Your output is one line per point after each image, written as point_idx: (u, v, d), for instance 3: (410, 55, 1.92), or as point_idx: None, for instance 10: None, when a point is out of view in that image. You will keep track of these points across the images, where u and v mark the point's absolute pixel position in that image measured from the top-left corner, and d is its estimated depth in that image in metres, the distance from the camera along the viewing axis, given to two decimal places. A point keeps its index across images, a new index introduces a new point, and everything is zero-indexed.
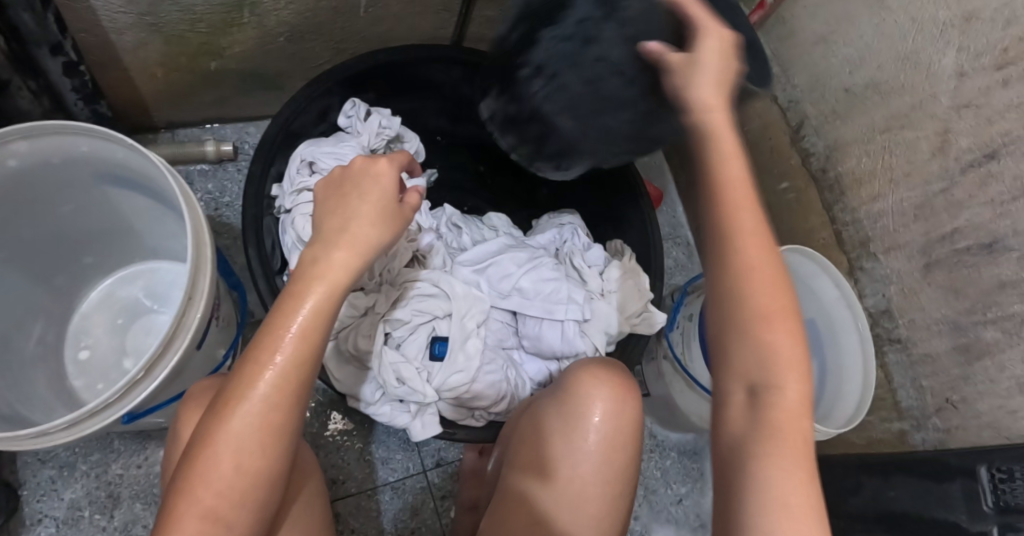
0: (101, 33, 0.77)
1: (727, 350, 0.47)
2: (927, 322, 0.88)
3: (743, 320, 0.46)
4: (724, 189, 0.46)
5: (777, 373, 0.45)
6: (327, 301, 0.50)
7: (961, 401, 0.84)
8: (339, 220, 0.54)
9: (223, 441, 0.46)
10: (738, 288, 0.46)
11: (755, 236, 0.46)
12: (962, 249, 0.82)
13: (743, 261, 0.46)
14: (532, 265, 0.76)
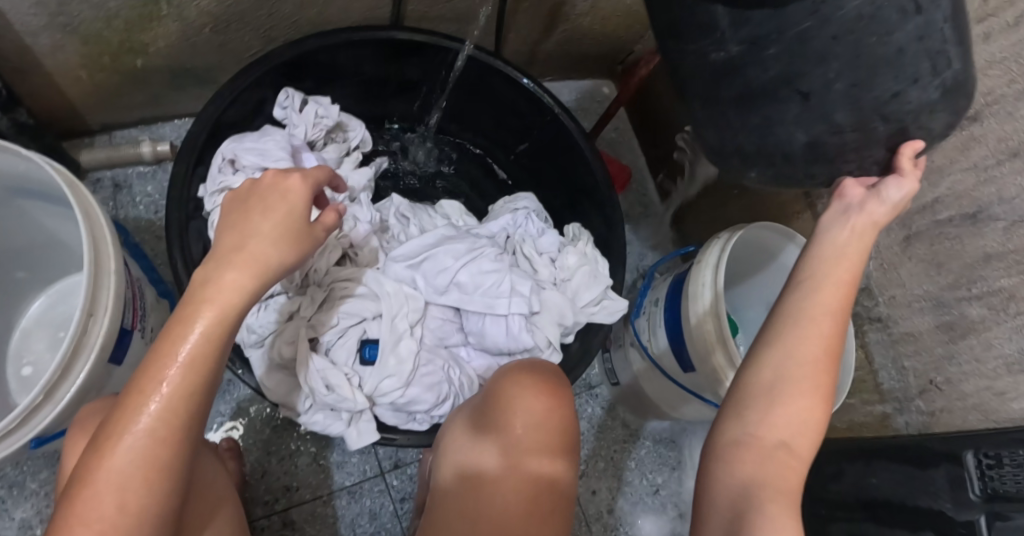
0: (16, 36, 0.73)
1: (768, 401, 0.47)
2: (908, 300, 0.82)
3: (796, 377, 0.46)
4: (832, 264, 0.48)
5: (804, 436, 0.46)
6: (219, 329, 0.45)
7: (945, 382, 0.79)
8: (237, 236, 0.48)
9: (99, 486, 0.42)
10: (800, 348, 0.47)
11: (837, 307, 0.47)
12: (944, 220, 0.76)
13: (816, 328, 0.47)
14: (470, 257, 0.72)
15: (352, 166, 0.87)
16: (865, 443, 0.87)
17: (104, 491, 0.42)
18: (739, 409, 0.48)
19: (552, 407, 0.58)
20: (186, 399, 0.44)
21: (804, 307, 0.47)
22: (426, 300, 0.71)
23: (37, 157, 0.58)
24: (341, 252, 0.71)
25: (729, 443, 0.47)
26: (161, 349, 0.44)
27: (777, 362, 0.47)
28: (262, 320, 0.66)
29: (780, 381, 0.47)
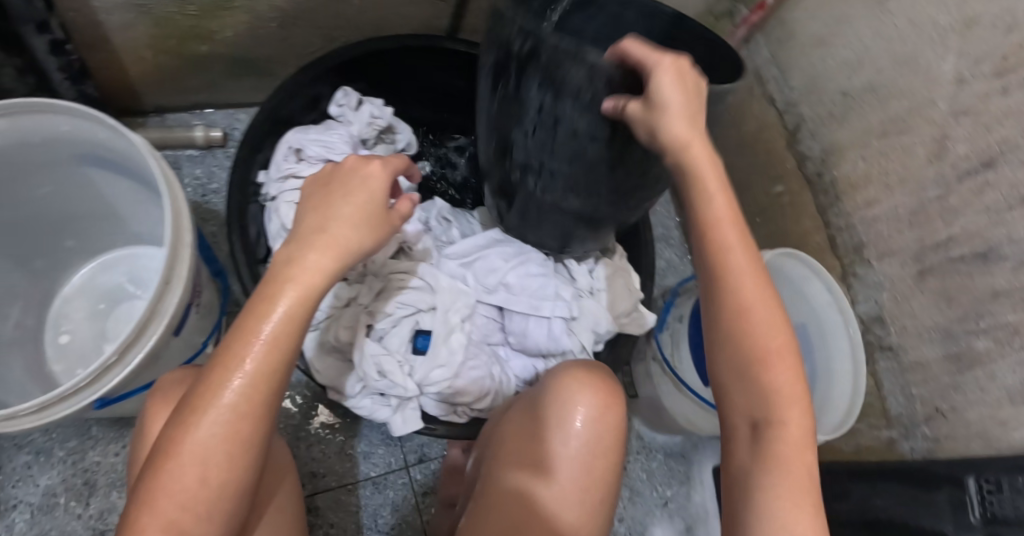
0: (90, 13, 0.75)
1: (731, 391, 0.54)
2: (919, 330, 0.86)
3: (745, 361, 0.53)
4: (715, 232, 0.53)
5: (777, 408, 0.52)
6: (299, 308, 0.46)
7: (951, 410, 0.83)
8: (319, 219, 0.50)
9: (183, 457, 0.43)
10: (738, 328, 0.53)
11: (747, 269, 0.53)
12: (957, 258, 0.80)
13: (738, 302, 0.53)
14: (519, 260, 0.75)
15: None
16: (869, 466, 0.90)
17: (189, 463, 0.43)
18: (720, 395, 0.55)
19: (593, 407, 0.60)
20: (267, 377, 0.45)
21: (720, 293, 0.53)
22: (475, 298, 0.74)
23: (126, 130, 0.60)
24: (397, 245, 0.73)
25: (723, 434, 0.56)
26: (245, 325, 0.46)
27: (727, 355, 0.54)
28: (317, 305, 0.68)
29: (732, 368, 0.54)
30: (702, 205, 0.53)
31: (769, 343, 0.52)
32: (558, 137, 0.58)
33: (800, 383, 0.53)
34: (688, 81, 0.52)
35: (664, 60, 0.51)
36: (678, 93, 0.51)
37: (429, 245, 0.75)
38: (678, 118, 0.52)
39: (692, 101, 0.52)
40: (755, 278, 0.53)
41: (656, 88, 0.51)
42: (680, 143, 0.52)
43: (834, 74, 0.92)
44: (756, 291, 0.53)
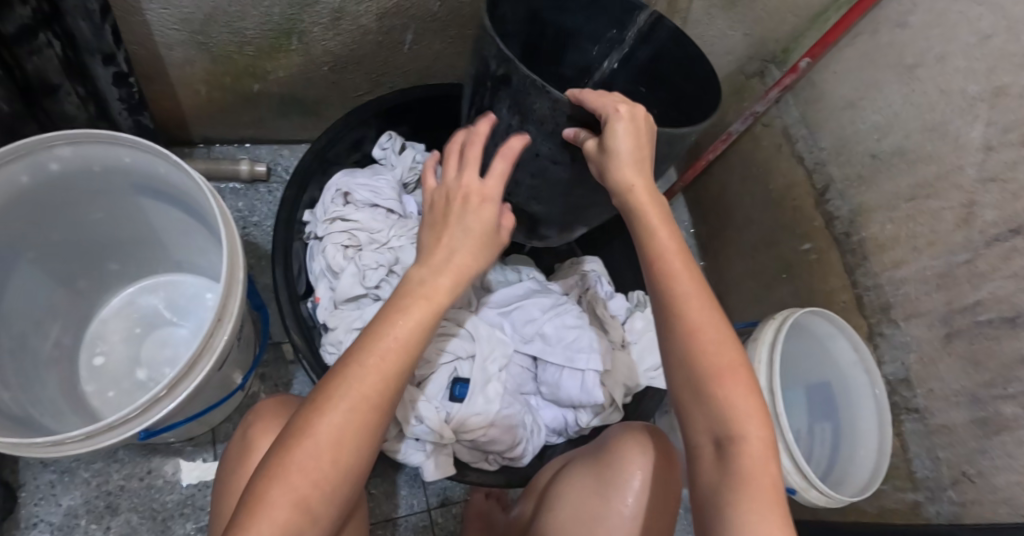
0: (152, 46, 0.79)
1: (689, 414, 0.55)
2: (946, 393, 0.86)
3: (703, 381, 0.54)
4: (662, 257, 0.56)
5: (740, 424, 0.52)
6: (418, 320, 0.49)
7: (978, 474, 0.82)
8: (442, 247, 0.52)
9: (292, 483, 0.45)
10: (691, 351, 0.54)
11: (695, 291, 0.55)
12: (985, 321, 0.81)
13: (689, 324, 0.54)
14: (556, 311, 0.76)
15: None
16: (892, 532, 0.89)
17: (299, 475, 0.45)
18: (685, 418, 0.56)
19: (650, 471, 0.61)
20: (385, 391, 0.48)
21: (669, 320, 0.55)
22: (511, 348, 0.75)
23: (185, 165, 0.62)
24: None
25: (691, 456, 0.56)
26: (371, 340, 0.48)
27: (681, 378, 0.55)
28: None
29: (688, 390, 0.55)
30: (648, 243, 0.57)
31: (725, 361, 0.53)
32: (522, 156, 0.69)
33: (758, 395, 0.54)
34: (640, 125, 0.59)
35: (617, 109, 0.58)
36: (629, 139, 0.58)
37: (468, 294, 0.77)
38: (625, 165, 0.58)
39: (642, 148, 0.59)
40: (703, 304, 0.55)
41: (610, 128, 0.58)
42: (628, 181, 0.58)
43: (862, 136, 0.95)
44: (702, 315, 0.54)
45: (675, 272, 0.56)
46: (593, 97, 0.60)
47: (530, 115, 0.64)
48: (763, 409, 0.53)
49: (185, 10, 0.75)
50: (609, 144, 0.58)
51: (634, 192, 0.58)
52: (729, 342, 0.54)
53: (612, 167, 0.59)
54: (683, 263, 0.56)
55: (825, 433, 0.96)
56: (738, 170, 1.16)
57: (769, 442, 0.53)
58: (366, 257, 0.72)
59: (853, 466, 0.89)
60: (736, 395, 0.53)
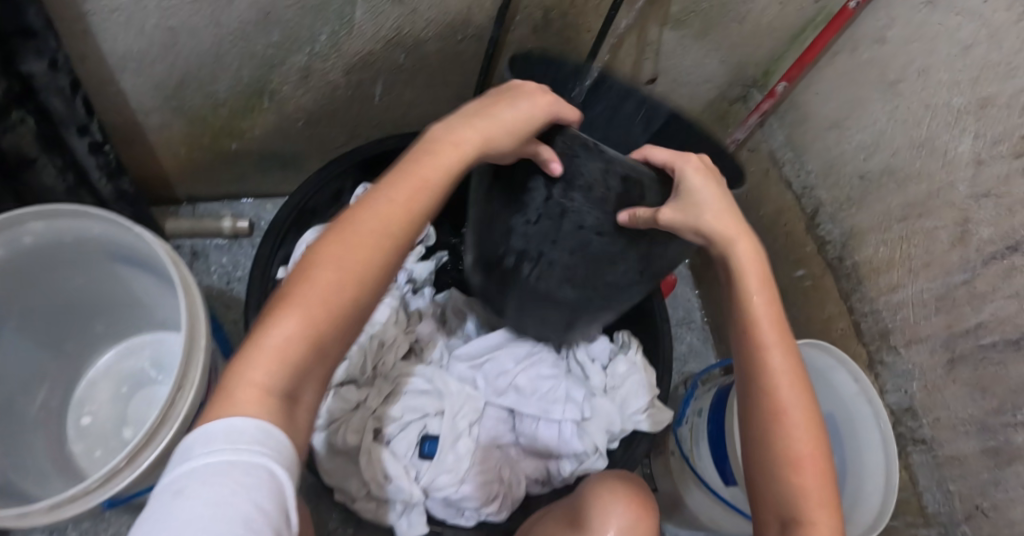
0: (129, 113, 0.82)
1: (765, 487, 0.62)
2: (953, 422, 0.82)
3: (780, 461, 0.60)
4: (761, 331, 0.62)
5: (810, 512, 0.59)
6: (412, 198, 0.51)
7: (992, 508, 0.77)
8: (454, 135, 0.54)
9: (289, 320, 0.46)
10: (778, 431, 0.61)
11: (789, 371, 0.61)
12: (988, 345, 0.77)
13: (780, 406, 0.61)
14: (530, 361, 0.75)
15: (416, 258, 0.89)
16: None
17: (284, 319, 0.46)
18: (761, 488, 0.62)
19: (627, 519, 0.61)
20: (375, 257, 0.49)
21: (757, 389, 0.62)
22: (485, 401, 0.74)
23: (147, 234, 0.65)
24: (409, 347, 0.75)
25: (757, 528, 0.63)
26: (365, 216, 0.50)
27: (762, 453, 0.62)
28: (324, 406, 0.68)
29: (766, 464, 0.61)
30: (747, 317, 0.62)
31: (804, 448, 0.60)
32: (564, 228, 0.57)
33: (830, 488, 0.60)
34: (712, 177, 0.59)
35: (688, 158, 0.58)
36: (712, 188, 0.58)
37: (440, 347, 0.77)
38: (716, 216, 0.58)
39: (727, 198, 0.60)
40: (794, 386, 0.61)
41: (685, 179, 0.57)
42: (725, 231, 0.59)
43: (849, 157, 0.92)
44: (791, 398, 0.61)
45: (770, 349, 0.61)
46: (665, 155, 0.59)
47: (580, 181, 0.54)
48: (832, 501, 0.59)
49: (158, 77, 0.78)
50: (693, 194, 0.57)
51: (735, 246, 0.60)
52: (811, 426, 0.61)
53: (701, 220, 0.57)
54: (778, 344, 0.62)
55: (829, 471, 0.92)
56: None
57: (837, 530, 0.58)
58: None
59: (862, 507, 0.84)
60: (810, 485, 0.59)
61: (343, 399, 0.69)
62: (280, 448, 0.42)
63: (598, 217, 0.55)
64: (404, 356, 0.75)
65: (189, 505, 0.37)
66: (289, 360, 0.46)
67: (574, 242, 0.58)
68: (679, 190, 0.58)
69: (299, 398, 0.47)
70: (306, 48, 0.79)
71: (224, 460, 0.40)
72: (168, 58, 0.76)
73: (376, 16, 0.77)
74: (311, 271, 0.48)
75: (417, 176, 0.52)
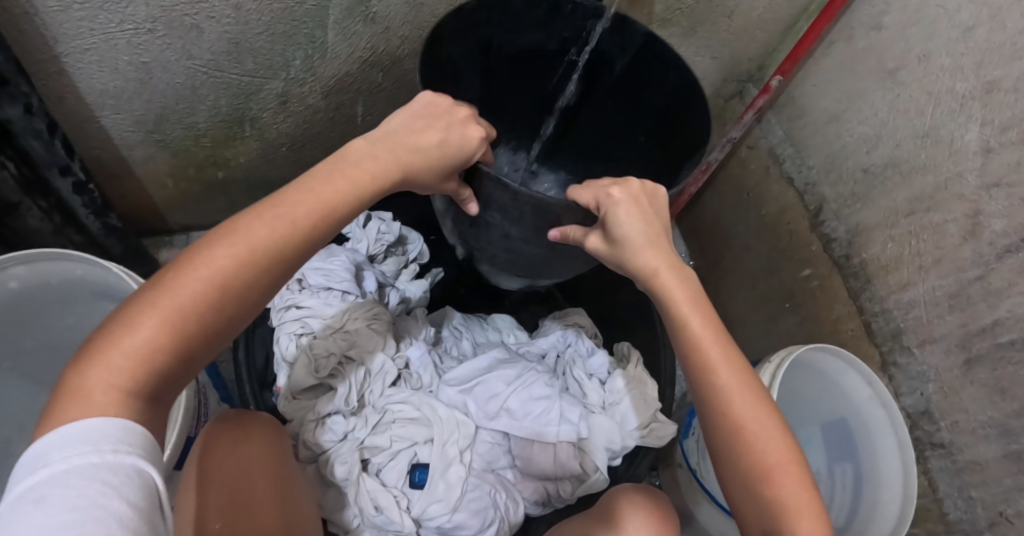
0: (114, 149, 0.81)
1: (740, 512, 0.54)
2: (972, 426, 0.78)
3: (747, 478, 0.53)
4: (697, 347, 0.55)
5: (790, 525, 0.51)
6: (309, 216, 0.49)
7: (1016, 515, 0.73)
8: (373, 156, 0.53)
9: (148, 310, 0.43)
10: (738, 448, 0.53)
11: (738, 380, 0.54)
12: (1005, 344, 0.73)
13: (733, 419, 0.54)
14: (521, 383, 0.73)
15: (409, 279, 0.86)
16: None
17: (150, 323, 0.43)
18: (738, 512, 0.54)
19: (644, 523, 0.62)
20: (256, 272, 0.47)
21: (708, 405, 0.55)
22: (476, 425, 0.72)
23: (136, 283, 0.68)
24: (397, 371, 0.73)
25: None
26: (259, 225, 0.47)
27: (729, 476, 0.54)
28: (312, 439, 0.68)
29: (737, 485, 0.54)
30: (680, 325, 0.56)
31: (773, 457, 0.52)
32: (491, 233, 0.68)
33: (812, 494, 0.52)
34: (639, 203, 0.58)
35: (618, 187, 0.58)
36: (636, 220, 0.57)
37: (430, 371, 0.75)
38: (641, 248, 0.57)
39: (651, 224, 0.58)
40: (746, 395, 0.54)
41: (612, 216, 0.57)
42: (648, 263, 0.57)
43: (852, 150, 0.88)
44: (745, 411, 0.53)
45: (710, 365, 0.54)
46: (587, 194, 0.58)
47: (494, 208, 0.63)
48: (815, 506, 0.51)
49: (137, 113, 0.77)
50: (618, 232, 0.57)
51: (659, 273, 0.57)
52: (778, 437, 0.53)
53: (630, 260, 0.58)
54: (720, 359, 0.55)
55: (847, 474, 0.88)
56: (730, 195, 1.12)
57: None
58: (318, 345, 0.70)
59: (879, 515, 0.80)
60: (791, 489, 0.52)
61: (329, 432, 0.68)
62: (148, 446, 0.42)
63: (517, 230, 0.64)
64: (393, 384, 0.73)
65: (49, 511, 0.36)
66: (150, 368, 0.43)
67: (505, 253, 0.70)
68: (608, 227, 0.58)
69: (159, 405, 0.44)
70: (281, 74, 0.78)
71: (89, 461, 0.39)
72: (144, 95, 0.75)
73: (349, 37, 0.76)
74: (185, 274, 0.45)
75: (322, 193, 0.50)
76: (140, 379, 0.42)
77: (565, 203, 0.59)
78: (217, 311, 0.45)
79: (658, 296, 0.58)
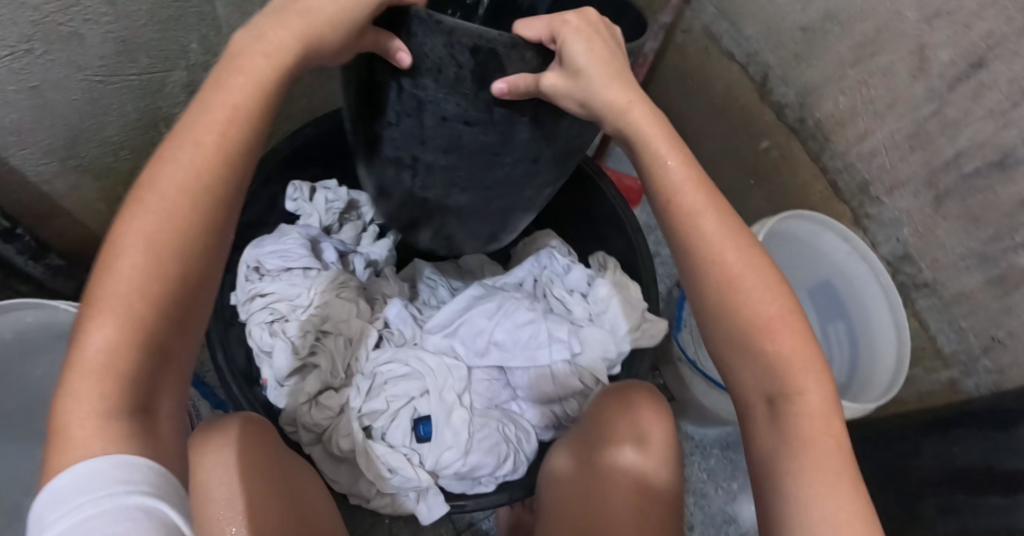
0: (33, 187, 0.76)
1: (735, 371, 0.54)
2: (951, 259, 0.79)
3: (744, 331, 0.52)
4: (685, 201, 0.53)
5: (793, 376, 0.51)
6: (214, 144, 0.44)
7: (1008, 336, 0.75)
8: (265, 46, 0.46)
9: (104, 305, 0.39)
10: (735, 304, 0.52)
11: (731, 234, 0.53)
12: (972, 173, 0.73)
13: (727, 272, 0.52)
14: (503, 314, 0.73)
15: (370, 242, 0.85)
16: (918, 423, 0.85)
17: (104, 326, 0.39)
18: (731, 371, 0.54)
19: (642, 425, 0.63)
20: (195, 221, 0.43)
21: (695, 258, 0.53)
22: (469, 366, 0.72)
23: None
24: (377, 333, 0.72)
25: (739, 413, 0.54)
26: (176, 182, 0.42)
27: (723, 334, 0.53)
28: (310, 418, 0.66)
29: (732, 340, 0.53)
30: (658, 179, 0.54)
31: (768, 311, 0.52)
32: (426, 121, 0.56)
33: (809, 345, 0.52)
34: (594, 36, 0.51)
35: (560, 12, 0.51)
36: (597, 59, 0.50)
37: (411, 323, 0.74)
38: (602, 81, 0.51)
39: (615, 58, 0.52)
40: (736, 247, 0.53)
41: (566, 46, 0.50)
42: (611, 99, 0.52)
43: (787, 11, 0.85)
44: (738, 266, 0.52)
45: (700, 221, 0.53)
46: (538, 30, 0.50)
47: (426, 65, 0.51)
48: (815, 359, 0.51)
49: (46, 144, 0.72)
50: (579, 65, 0.50)
51: (634, 110, 0.53)
52: (769, 292, 0.52)
53: (601, 107, 0.52)
54: (710, 209, 0.53)
55: (840, 333, 0.89)
56: (675, 84, 1.08)
57: (828, 388, 0.51)
58: (290, 326, 0.68)
59: (879, 365, 0.82)
60: (786, 343, 0.51)
61: (325, 406, 0.67)
62: (154, 480, 0.38)
63: (457, 103, 0.53)
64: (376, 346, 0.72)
65: None
66: (119, 372, 0.39)
67: (440, 135, 0.57)
68: (563, 61, 0.51)
69: (165, 387, 0.43)
70: (181, 62, 0.75)
71: (85, 516, 0.34)
72: (46, 123, 0.70)
73: (240, 7, 0.74)
74: (120, 259, 0.40)
75: (222, 107, 0.44)
76: (110, 396, 0.39)
77: (510, 38, 0.49)
78: (175, 278, 0.41)
79: (632, 138, 0.54)
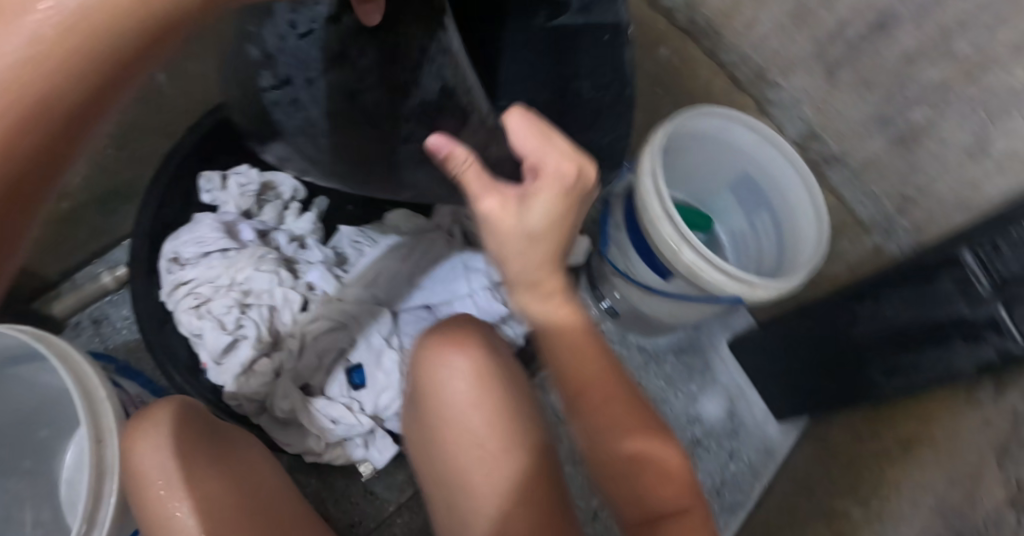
0: None
1: (612, 480, 0.56)
2: (853, 129, 0.80)
3: (619, 462, 0.56)
4: (563, 334, 0.57)
5: (668, 501, 0.54)
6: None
7: (918, 192, 0.78)
8: None
9: None
10: (607, 441, 0.56)
11: (608, 371, 0.57)
12: (857, 39, 0.74)
13: (598, 401, 0.57)
14: (418, 257, 0.79)
15: (295, 218, 0.84)
16: (841, 291, 0.88)
17: None
18: (599, 474, 0.57)
19: (462, 370, 0.57)
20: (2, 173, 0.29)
21: (578, 416, 0.57)
22: (397, 309, 0.79)
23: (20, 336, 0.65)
24: (302, 297, 0.74)
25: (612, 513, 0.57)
26: (88, 23, 0.28)
27: (597, 458, 0.57)
28: (250, 389, 0.69)
29: (607, 461, 0.56)
30: (543, 321, 0.58)
31: (668, 485, 0.55)
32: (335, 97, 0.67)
33: (678, 456, 0.56)
34: (559, 219, 0.53)
35: (557, 151, 0.51)
36: (540, 140, 0.51)
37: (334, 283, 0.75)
38: (532, 236, 0.52)
39: (547, 157, 0.52)
40: (610, 384, 0.57)
41: (527, 199, 0.51)
42: (534, 225, 0.52)
43: None
44: (604, 395, 0.57)
45: (588, 382, 0.57)
46: (528, 149, 0.52)
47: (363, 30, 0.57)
48: (687, 479, 0.55)
49: None
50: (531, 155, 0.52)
51: (537, 261, 0.54)
52: (658, 441, 0.56)
53: (532, 317, 0.57)
54: (602, 371, 0.57)
55: (765, 221, 0.91)
56: None
57: (701, 498, 0.55)
58: (216, 305, 0.70)
59: (802, 243, 0.83)
60: (654, 502, 0.54)
61: (261, 374, 0.69)
62: None
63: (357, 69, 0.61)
64: (303, 311, 0.74)
65: None
66: None
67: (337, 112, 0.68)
68: (518, 202, 0.51)
69: None
70: None
71: None
72: None
73: None
74: None
75: (40, 25, 0.28)
76: None
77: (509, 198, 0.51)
78: None
79: (495, 242, 0.53)
